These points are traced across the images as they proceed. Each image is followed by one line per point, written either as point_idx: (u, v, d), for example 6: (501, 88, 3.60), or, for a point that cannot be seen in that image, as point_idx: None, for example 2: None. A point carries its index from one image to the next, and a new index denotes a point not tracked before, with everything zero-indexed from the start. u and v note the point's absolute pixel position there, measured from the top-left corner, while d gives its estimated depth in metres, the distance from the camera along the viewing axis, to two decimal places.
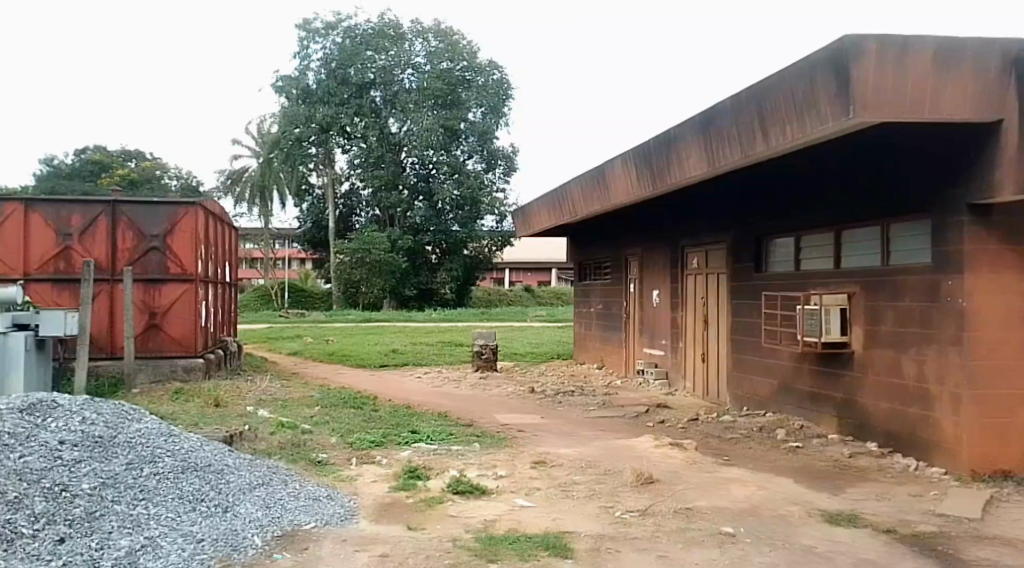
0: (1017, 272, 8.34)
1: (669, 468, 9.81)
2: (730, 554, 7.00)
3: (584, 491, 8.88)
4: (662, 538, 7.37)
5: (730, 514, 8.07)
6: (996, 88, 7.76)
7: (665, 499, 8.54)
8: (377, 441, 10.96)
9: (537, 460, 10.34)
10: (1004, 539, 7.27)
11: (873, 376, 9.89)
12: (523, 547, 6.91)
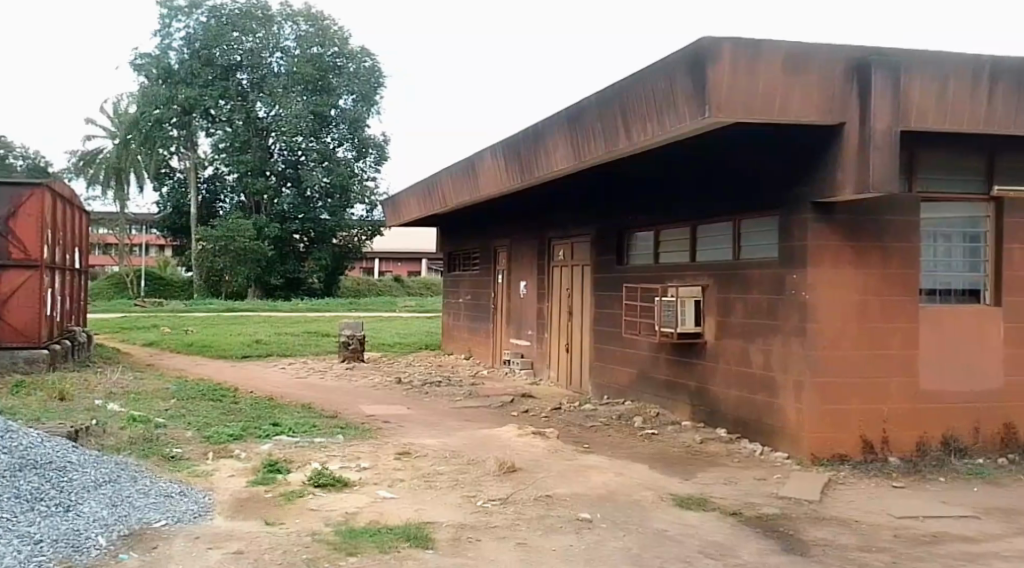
0: (857, 267, 8.78)
1: (531, 457, 9.97)
2: (587, 540, 7.19)
3: (447, 481, 8.93)
4: (523, 526, 7.49)
5: (588, 500, 8.29)
6: (840, 94, 8.09)
7: (527, 487, 8.68)
8: (236, 434, 10.69)
9: (402, 451, 10.32)
10: (839, 519, 7.74)
11: (724, 365, 10.32)
12: (384, 539, 6.88)
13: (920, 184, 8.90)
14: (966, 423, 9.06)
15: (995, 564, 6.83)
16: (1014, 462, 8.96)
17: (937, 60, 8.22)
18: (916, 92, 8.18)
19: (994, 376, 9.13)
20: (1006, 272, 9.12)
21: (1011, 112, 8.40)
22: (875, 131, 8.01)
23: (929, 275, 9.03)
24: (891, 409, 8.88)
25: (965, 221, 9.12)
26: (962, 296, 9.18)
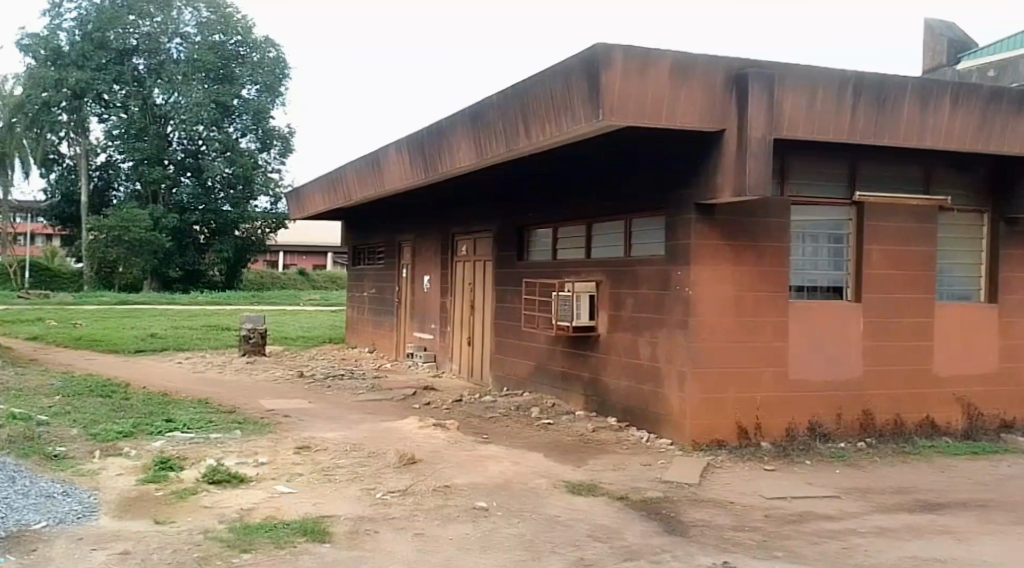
0: (736, 264, 9.30)
1: (431, 448, 10.21)
2: (482, 528, 7.48)
3: (346, 474, 9.09)
4: (421, 516, 7.73)
5: (484, 489, 8.59)
6: (720, 102, 8.56)
7: (426, 478, 8.92)
8: (125, 431, 10.60)
9: (301, 445, 10.42)
10: (716, 501, 8.24)
11: (615, 357, 10.74)
12: (280, 535, 7.03)
13: (791, 189, 9.50)
14: (830, 409, 9.70)
15: (853, 540, 7.41)
16: (872, 445, 9.63)
17: (808, 73, 8.77)
18: (789, 103, 8.71)
19: (856, 366, 9.77)
20: (867, 271, 9.76)
21: (872, 124, 9.03)
22: (751, 139, 8.49)
23: (798, 273, 9.66)
24: (762, 397, 9.45)
25: (833, 223, 9.76)
26: (827, 293, 9.82)
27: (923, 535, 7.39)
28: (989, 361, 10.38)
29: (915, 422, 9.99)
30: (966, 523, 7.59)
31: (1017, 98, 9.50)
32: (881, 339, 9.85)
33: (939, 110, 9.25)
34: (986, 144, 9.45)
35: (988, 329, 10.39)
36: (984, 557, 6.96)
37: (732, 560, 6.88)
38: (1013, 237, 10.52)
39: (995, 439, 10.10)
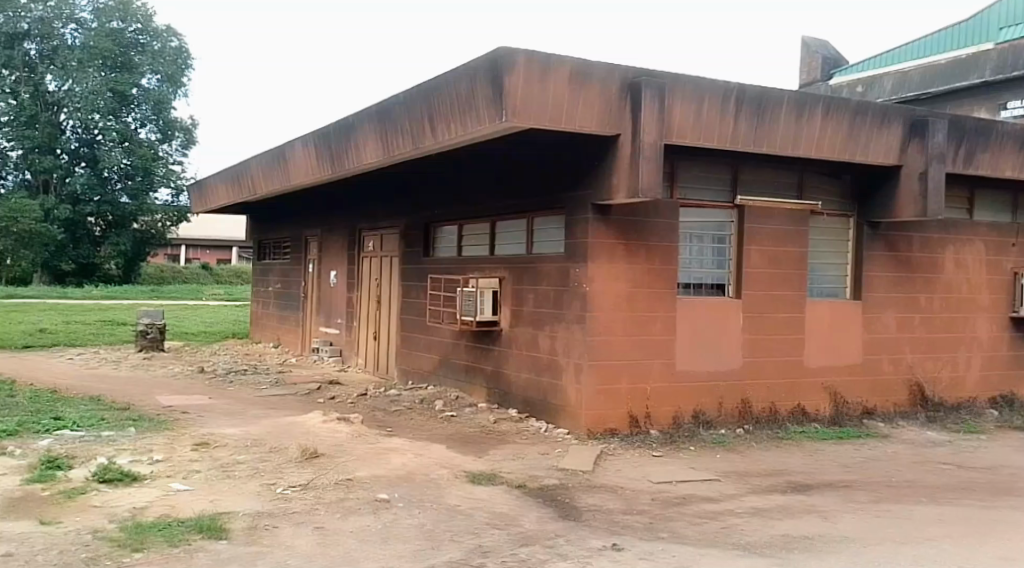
0: (629, 262, 9.81)
1: (333, 442, 10.40)
2: (383, 520, 7.76)
3: (246, 470, 9.23)
4: (321, 510, 7.96)
5: (386, 481, 8.87)
6: (616, 109, 9.06)
7: (327, 472, 9.13)
8: (12, 430, 10.47)
9: (199, 441, 10.47)
10: (608, 486, 8.72)
11: (517, 350, 11.10)
12: (175, 532, 7.16)
13: (680, 192, 10.07)
14: (712, 399, 10.33)
15: (731, 520, 8.01)
16: (750, 431, 10.33)
17: (696, 83, 9.34)
18: (678, 110, 9.27)
19: (737, 358, 10.43)
20: (748, 270, 10.40)
21: (754, 133, 9.68)
22: (645, 143, 9.02)
23: (686, 271, 10.25)
24: (652, 388, 10.00)
25: (718, 225, 10.37)
26: (712, 290, 10.43)
27: (794, 514, 8.06)
28: (856, 353, 11.17)
29: (788, 410, 10.73)
30: (832, 502, 8.32)
31: (882, 112, 10.33)
32: (760, 333, 10.52)
33: (813, 121, 9.98)
34: (854, 153, 10.26)
35: (856, 324, 11.16)
36: (846, 533, 7.66)
37: (621, 542, 7.36)
38: (880, 239, 11.33)
39: (858, 424, 10.93)
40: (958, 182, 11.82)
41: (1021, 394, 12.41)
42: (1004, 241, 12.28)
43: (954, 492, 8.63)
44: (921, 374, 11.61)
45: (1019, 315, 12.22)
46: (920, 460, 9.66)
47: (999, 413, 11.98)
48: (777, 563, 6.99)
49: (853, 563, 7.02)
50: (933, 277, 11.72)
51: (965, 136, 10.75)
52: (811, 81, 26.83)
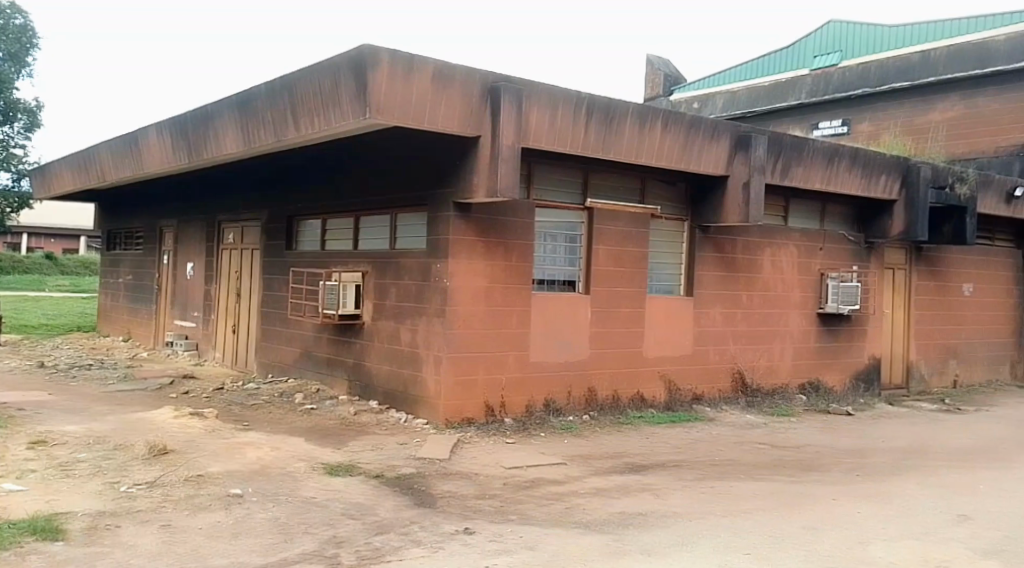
0: (487, 259, 10.37)
1: (185, 438, 10.40)
2: (234, 515, 7.98)
3: (87, 469, 9.15)
4: (168, 507, 8.09)
5: (239, 476, 9.05)
6: (475, 112, 9.63)
7: (176, 469, 9.20)
8: None
9: (35, 440, 10.25)
10: (463, 473, 9.26)
11: (376, 343, 11.38)
12: (8, 535, 7.15)
13: (535, 193, 10.73)
14: (561, 388, 11.03)
15: (575, 500, 8.72)
16: (594, 417, 11.11)
17: (550, 92, 10.00)
18: (533, 116, 9.90)
19: (584, 350, 11.17)
20: (595, 268, 11.17)
21: (601, 141, 10.45)
22: (503, 145, 9.63)
23: (540, 268, 10.91)
24: (505, 378, 10.60)
25: (571, 225, 11.08)
26: (564, 286, 11.14)
27: (630, 493, 8.89)
28: (688, 345, 12.13)
29: (628, 397, 11.58)
30: (665, 481, 9.23)
31: (713, 126, 11.33)
32: (605, 326, 11.31)
33: (656, 133, 10.84)
34: (689, 163, 11.22)
35: (690, 319, 12.13)
36: (676, 508, 8.53)
37: (471, 526, 7.90)
38: (711, 242, 12.32)
39: (688, 410, 11.94)
40: (775, 193, 12.97)
41: (826, 380, 13.75)
42: (814, 245, 13.53)
43: (768, 469, 9.69)
44: (743, 364, 12.72)
45: (826, 312, 13.50)
46: (741, 440, 10.71)
47: (807, 399, 13.26)
48: (612, 538, 7.74)
49: (679, 535, 7.88)
50: (759, 278, 12.86)
51: (782, 151, 11.95)
52: (653, 96, 28.25)
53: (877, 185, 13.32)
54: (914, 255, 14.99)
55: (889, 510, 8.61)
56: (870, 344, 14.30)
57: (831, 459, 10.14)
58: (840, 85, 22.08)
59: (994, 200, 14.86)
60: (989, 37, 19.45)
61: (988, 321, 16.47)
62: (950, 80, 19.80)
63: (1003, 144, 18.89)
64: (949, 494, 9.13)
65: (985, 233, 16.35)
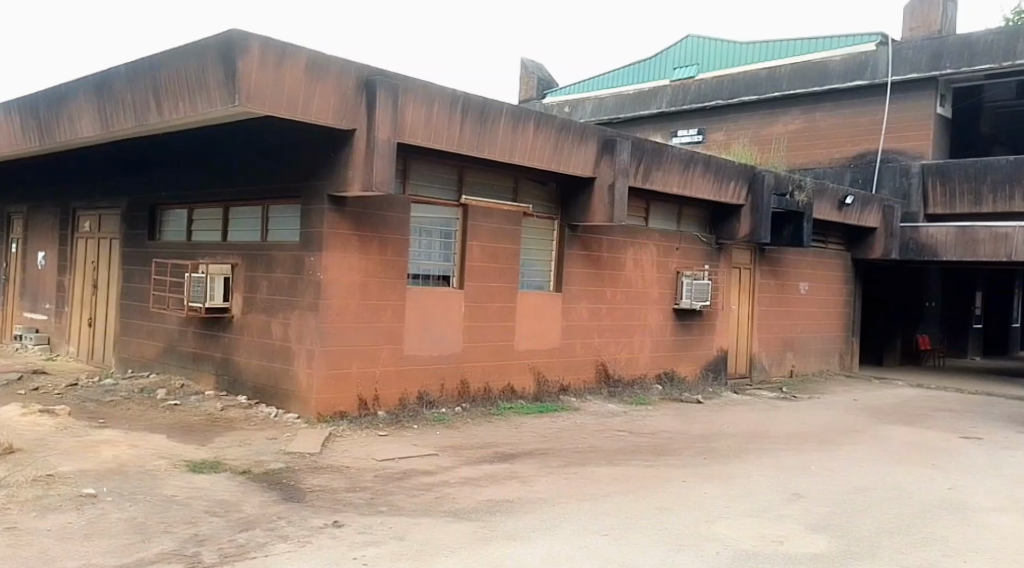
0: (362, 252, 10.53)
1: (33, 436, 10.00)
2: (88, 516, 7.82)
3: None
4: (15, 509, 7.83)
5: (94, 475, 8.84)
6: (350, 104, 9.80)
7: (24, 468, 8.87)
8: None
9: None
10: (334, 466, 9.40)
11: (246, 337, 11.30)
12: None
13: (410, 189, 10.95)
14: (434, 380, 11.30)
15: (445, 489, 9.04)
16: (466, 409, 11.46)
17: (426, 89, 10.27)
18: (409, 113, 10.15)
19: (457, 343, 11.48)
20: (469, 263, 11.51)
21: (475, 139, 10.80)
22: (379, 139, 9.84)
23: (415, 263, 11.13)
24: (379, 371, 10.79)
25: (446, 222, 11.37)
26: (439, 281, 11.40)
27: (498, 481, 9.28)
28: (556, 339, 12.65)
29: (499, 389, 11.98)
30: (532, 469, 9.68)
31: (581, 129, 11.88)
32: (477, 320, 11.66)
33: (526, 133, 11.27)
34: (559, 164, 11.73)
35: (558, 313, 12.64)
36: (541, 494, 8.99)
37: (341, 519, 8.07)
38: (579, 240, 12.88)
39: (555, 400, 12.46)
40: (636, 195, 13.66)
41: (680, 371, 14.61)
42: (671, 245, 14.31)
43: (625, 454, 10.31)
44: (606, 356, 13.36)
45: (682, 308, 14.33)
46: (602, 428, 11.31)
47: (662, 388, 14.08)
48: (479, 526, 8.09)
49: (543, 519, 8.33)
50: (621, 274, 13.51)
51: (643, 156, 12.66)
52: (526, 98, 28.93)
53: (727, 190, 14.27)
54: (758, 256, 16.08)
55: (733, 490, 9.36)
56: (719, 337, 15.29)
57: (682, 443, 10.85)
58: (697, 97, 23.28)
59: (828, 208, 16.19)
60: (824, 58, 21.08)
61: (822, 316, 17.88)
62: (796, 94, 21.35)
63: (837, 157, 20.87)
64: (785, 474, 10.00)
65: (820, 236, 17.73)
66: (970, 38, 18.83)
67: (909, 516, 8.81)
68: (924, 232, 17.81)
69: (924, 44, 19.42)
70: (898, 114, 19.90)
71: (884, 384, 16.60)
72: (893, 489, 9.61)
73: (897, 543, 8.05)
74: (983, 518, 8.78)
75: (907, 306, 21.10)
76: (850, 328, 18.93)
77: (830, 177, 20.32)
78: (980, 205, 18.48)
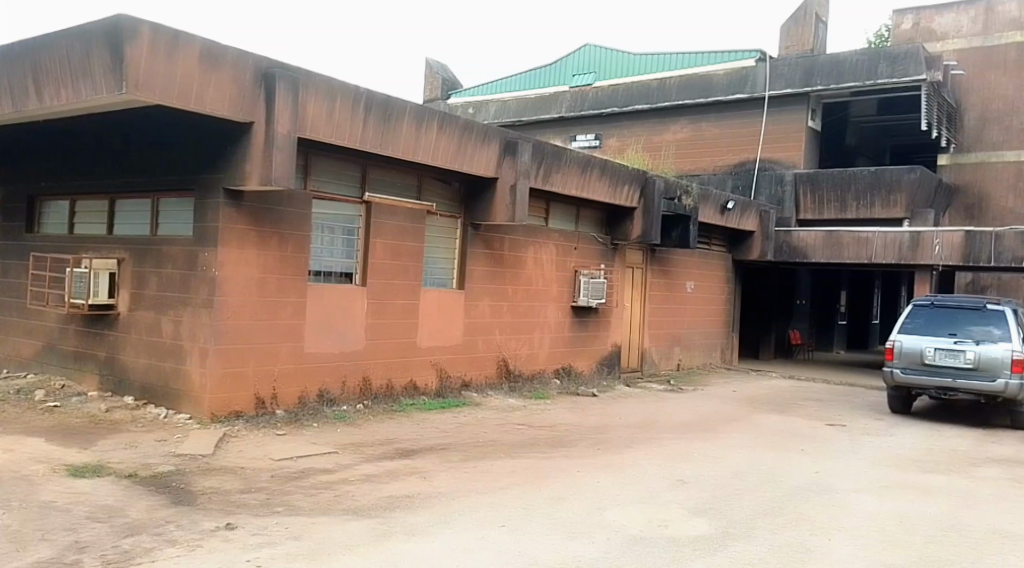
0: (258, 248, 10.42)
1: None
2: None
3: None
4: None
5: None
6: (248, 96, 9.72)
7: None
8: None
9: None
10: (227, 467, 9.25)
11: (134, 335, 10.97)
12: None
13: (312, 184, 10.94)
14: (336, 378, 11.33)
15: (345, 487, 9.06)
16: (368, 406, 11.53)
17: (328, 84, 10.32)
18: (310, 107, 10.17)
19: (360, 340, 11.54)
20: (372, 260, 11.57)
21: (378, 136, 10.92)
22: (278, 133, 9.80)
23: (317, 259, 11.12)
24: (278, 369, 10.74)
25: (348, 218, 11.40)
26: (341, 277, 11.42)
27: (398, 477, 9.40)
28: (458, 335, 12.86)
29: (402, 385, 12.10)
30: (431, 464, 9.84)
31: (483, 130, 12.18)
32: (379, 317, 11.74)
33: (429, 131, 11.46)
34: (461, 164, 11.98)
35: (458, 311, 12.84)
36: (441, 489, 9.18)
37: (233, 521, 7.97)
38: (481, 239, 13.13)
39: (457, 396, 12.68)
40: (536, 195, 14.05)
41: (577, 366, 15.10)
42: (570, 245, 14.76)
43: (524, 447, 10.64)
44: (507, 352, 13.65)
45: (579, 305, 14.82)
46: (502, 422, 11.61)
47: (560, 382, 14.50)
48: (378, 522, 8.18)
49: (442, 514, 8.50)
50: (520, 272, 13.82)
51: (543, 158, 13.07)
52: (431, 98, 29.38)
53: (622, 194, 14.88)
54: (649, 256, 16.74)
55: (624, 478, 9.83)
56: (613, 333, 15.86)
57: (577, 435, 11.29)
58: (595, 103, 23.99)
59: (711, 212, 17.09)
60: (709, 71, 22.25)
61: (705, 313, 18.79)
62: (682, 104, 22.36)
63: (720, 164, 21.99)
64: (672, 462, 10.56)
65: (704, 238, 18.57)
66: (839, 57, 20.23)
67: (781, 498, 9.48)
68: (795, 236, 19.01)
69: (798, 61, 20.82)
70: (773, 125, 21.17)
71: (762, 377, 17.61)
72: (767, 473, 10.32)
73: (772, 524, 8.67)
74: (845, 498, 9.55)
75: (777, 306, 22.43)
76: (730, 325, 19.94)
77: (713, 183, 21.16)
78: (845, 212, 20.16)
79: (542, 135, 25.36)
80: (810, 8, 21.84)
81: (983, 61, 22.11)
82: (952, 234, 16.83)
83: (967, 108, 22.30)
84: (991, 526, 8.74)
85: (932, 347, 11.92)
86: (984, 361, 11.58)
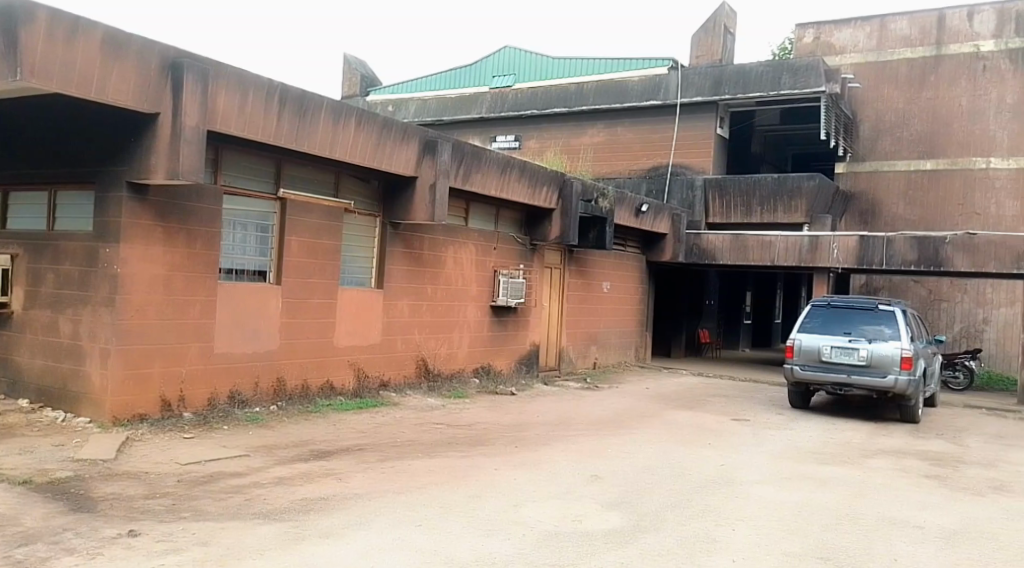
0: (162, 245, 10.06)
1: None
2: None
3: None
4: None
5: None
6: (155, 87, 9.38)
7: None
8: None
9: None
10: (130, 472, 8.88)
11: (29, 335, 10.45)
12: None
13: (223, 180, 10.65)
14: (249, 378, 11.07)
15: (257, 491, 8.84)
16: (282, 408, 11.31)
17: (240, 78, 10.07)
18: (221, 101, 9.90)
19: (273, 339, 11.31)
20: (286, 258, 11.36)
21: (294, 132, 10.73)
22: (186, 125, 9.48)
23: (228, 257, 10.84)
24: (185, 369, 10.40)
25: (261, 215, 11.15)
26: (253, 276, 11.17)
27: (314, 479, 9.24)
28: (375, 334, 12.73)
29: (318, 386, 11.92)
30: (346, 465, 9.71)
31: (403, 129, 12.10)
32: (294, 317, 11.51)
33: (346, 128, 11.31)
34: (379, 162, 11.87)
35: (375, 310, 12.71)
36: (357, 490, 9.07)
37: (136, 528, 7.66)
38: (398, 237, 13.03)
39: (375, 395, 12.56)
40: (455, 195, 14.05)
41: (495, 365, 15.17)
42: (488, 245, 14.81)
43: (444, 447, 10.63)
44: (425, 352, 13.60)
45: (497, 304, 14.91)
46: (421, 422, 11.58)
47: (479, 381, 14.54)
48: (290, 525, 8.01)
49: (358, 515, 8.40)
50: (437, 271, 13.77)
51: (462, 158, 13.08)
52: (348, 94, 29.01)
53: (540, 195, 15.04)
54: (566, 256, 16.95)
55: (543, 475, 9.95)
56: (530, 332, 16.01)
57: (499, 434, 11.36)
58: (514, 105, 24.15)
59: (626, 214, 17.44)
60: (625, 77, 22.69)
61: (620, 312, 19.18)
62: (598, 109, 22.73)
63: (632, 168, 22.48)
64: (589, 459, 10.74)
65: (619, 240, 18.98)
66: (746, 68, 20.95)
67: (689, 491, 9.76)
68: (704, 237, 19.56)
69: (707, 71, 21.46)
70: (683, 132, 21.79)
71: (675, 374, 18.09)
72: (678, 468, 10.60)
73: (682, 516, 8.92)
74: (748, 490, 9.90)
75: (687, 305, 23.05)
76: (643, 324, 20.40)
77: (629, 186, 21.79)
78: (751, 217, 20.93)
79: (460, 134, 25.41)
80: (718, 19, 22.66)
81: (877, 75, 23.26)
82: (848, 238, 17.71)
83: (862, 119, 23.44)
84: (881, 515, 9.21)
85: (828, 345, 12.52)
86: (876, 359, 12.22)
